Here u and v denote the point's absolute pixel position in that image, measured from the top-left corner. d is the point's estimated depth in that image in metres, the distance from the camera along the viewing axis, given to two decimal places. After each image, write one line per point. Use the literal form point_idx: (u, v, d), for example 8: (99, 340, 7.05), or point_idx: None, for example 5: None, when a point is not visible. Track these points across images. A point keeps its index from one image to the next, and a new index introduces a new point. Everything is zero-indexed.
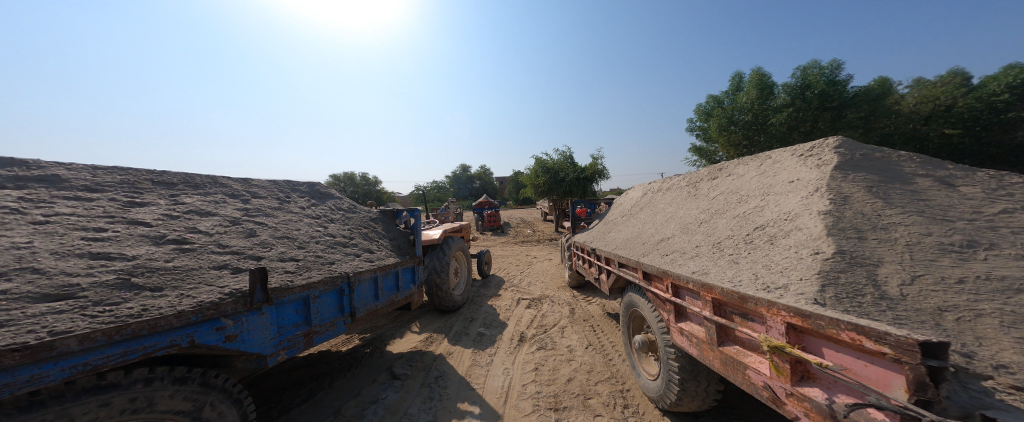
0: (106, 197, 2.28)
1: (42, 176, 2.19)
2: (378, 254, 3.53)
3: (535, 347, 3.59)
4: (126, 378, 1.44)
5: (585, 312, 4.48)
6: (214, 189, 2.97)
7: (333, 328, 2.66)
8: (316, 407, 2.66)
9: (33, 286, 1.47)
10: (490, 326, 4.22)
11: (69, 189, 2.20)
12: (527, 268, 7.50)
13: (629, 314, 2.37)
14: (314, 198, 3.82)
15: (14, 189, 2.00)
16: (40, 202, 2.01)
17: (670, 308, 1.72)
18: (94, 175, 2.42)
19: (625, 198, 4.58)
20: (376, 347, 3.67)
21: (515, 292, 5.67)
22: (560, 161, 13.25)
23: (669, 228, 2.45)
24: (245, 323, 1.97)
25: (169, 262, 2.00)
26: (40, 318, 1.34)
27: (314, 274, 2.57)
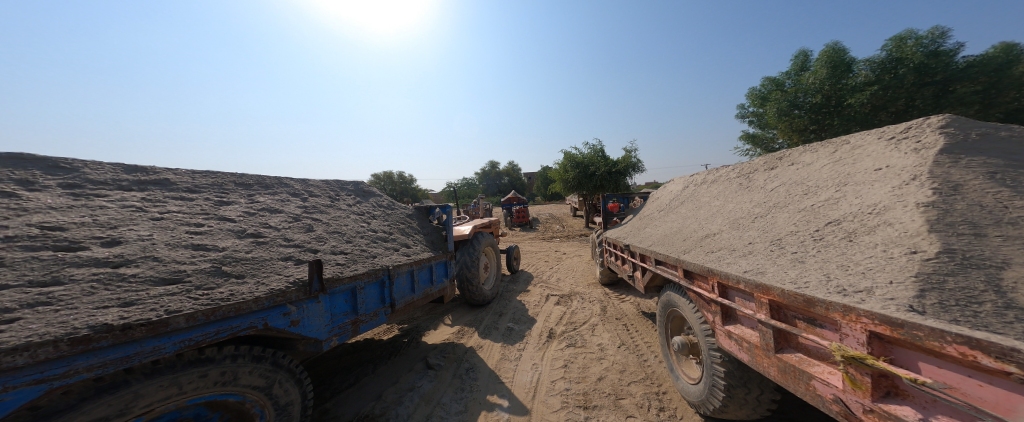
0: (203, 197, 2.67)
1: (157, 180, 2.58)
2: (416, 249, 3.71)
3: (564, 344, 3.48)
4: (218, 353, 1.67)
5: (618, 310, 4.25)
6: (280, 189, 3.34)
7: (376, 318, 2.83)
8: (361, 390, 2.85)
9: (153, 270, 1.76)
10: (518, 321, 4.19)
11: (176, 190, 2.61)
12: (558, 264, 7.35)
13: (667, 315, 2.18)
14: (359, 196, 4.11)
15: (138, 190, 2.41)
16: (157, 202, 2.38)
17: (715, 309, 1.54)
18: (193, 178, 2.84)
19: (663, 192, 4.26)
20: (414, 337, 3.85)
21: (546, 288, 5.57)
22: (593, 156, 12.79)
23: (717, 223, 2.21)
24: (305, 311, 2.15)
25: (249, 253, 2.27)
26: (160, 298, 1.61)
27: (360, 266, 2.76)
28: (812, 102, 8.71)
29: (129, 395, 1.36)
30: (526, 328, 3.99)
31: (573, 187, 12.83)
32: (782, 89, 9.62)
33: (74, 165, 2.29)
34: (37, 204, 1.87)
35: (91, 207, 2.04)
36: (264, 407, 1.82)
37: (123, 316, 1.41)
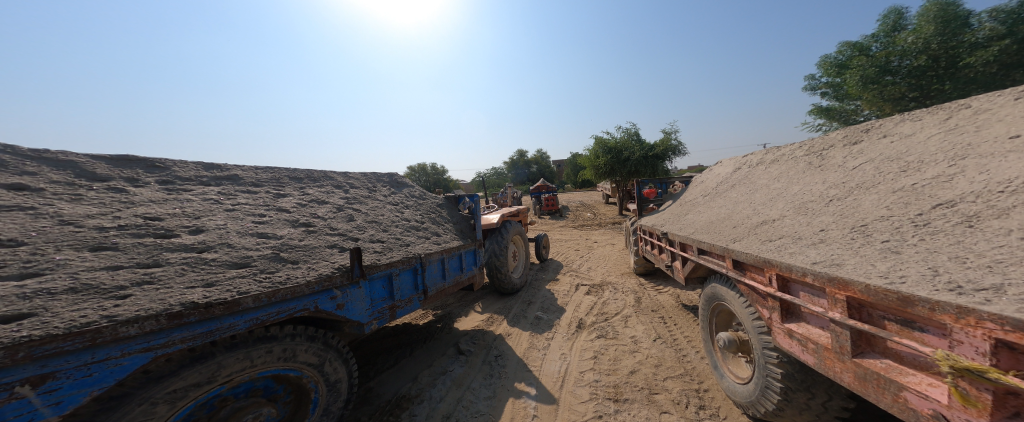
0: (265, 191, 2.93)
1: (229, 176, 2.87)
2: (445, 237, 3.78)
3: (594, 335, 3.35)
4: (281, 332, 1.82)
5: (654, 301, 4.00)
6: (326, 181, 3.57)
7: (410, 304, 2.93)
8: (399, 371, 2.99)
9: (227, 255, 1.95)
10: (547, 310, 4.13)
11: (242, 184, 2.87)
12: (588, 252, 7.12)
13: (712, 309, 1.97)
14: (393, 187, 4.27)
15: (213, 184, 2.69)
16: (229, 195, 2.65)
17: (773, 305, 1.34)
18: (257, 173, 3.11)
19: (709, 175, 3.88)
20: (446, 323, 3.96)
21: (578, 277, 5.41)
22: (628, 140, 12.12)
23: (776, 209, 1.93)
24: (349, 295, 2.28)
25: (301, 241, 2.45)
26: (232, 280, 1.78)
27: (395, 254, 2.86)
28: (911, 65, 7.28)
29: (214, 364, 1.52)
30: (556, 317, 3.92)
31: (604, 173, 12.26)
32: (865, 54, 8.26)
33: (163, 164, 2.59)
34: (139, 197, 2.15)
35: (180, 200, 2.31)
36: (319, 383, 1.97)
37: (208, 295, 1.58)
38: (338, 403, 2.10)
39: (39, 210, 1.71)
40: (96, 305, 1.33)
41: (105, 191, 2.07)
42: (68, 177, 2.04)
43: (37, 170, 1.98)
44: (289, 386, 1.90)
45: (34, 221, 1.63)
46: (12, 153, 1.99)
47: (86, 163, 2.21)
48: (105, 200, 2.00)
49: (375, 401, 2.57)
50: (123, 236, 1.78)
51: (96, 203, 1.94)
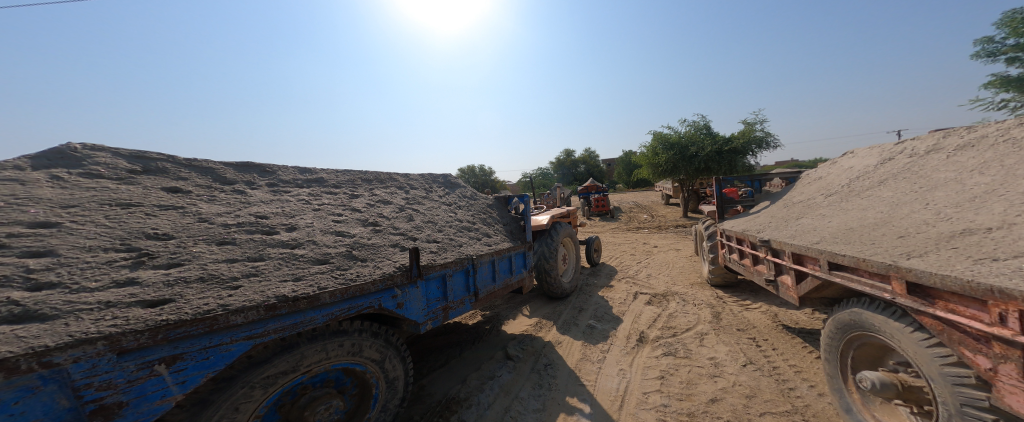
0: (344, 193, 3.11)
1: (317, 179, 3.11)
2: (497, 239, 3.71)
3: (659, 352, 3.00)
4: (351, 327, 1.85)
5: (741, 320, 3.46)
6: (391, 183, 3.70)
7: (462, 306, 2.88)
8: (450, 371, 2.97)
9: (311, 252, 2.05)
10: (601, 319, 3.83)
11: (325, 186, 3.07)
12: (646, 258, 6.57)
13: (852, 340, 1.65)
14: (448, 188, 4.31)
15: (303, 185, 2.90)
16: (316, 195, 2.84)
17: (1004, 351, 1.00)
18: (337, 176, 3.32)
19: (833, 172, 3.34)
20: (494, 326, 3.89)
21: (637, 285, 4.97)
22: (694, 134, 11.05)
23: (991, 214, 1.49)
24: (407, 294, 2.28)
25: (369, 239, 2.52)
26: (314, 276, 1.85)
27: (449, 255, 2.83)
28: None
29: (298, 355, 1.59)
30: (612, 328, 3.61)
31: (666, 172, 11.30)
32: None
33: (272, 168, 2.87)
34: (254, 197, 2.39)
35: (282, 201, 2.52)
36: (379, 379, 1.99)
37: (295, 289, 1.64)
38: (394, 400, 2.10)
39: (187, 209, 1.95)
40: (216, 294, 1.44)
41: (230, 193, 2.31)
42: (208, 181, 2.32)
43: (185, 175, 2.26)
44: (353, 380, 1.94)
45: (183, 219, 1.86)
46: (172, 162, 2.30)
47: (221, 170, 2.50)
48: (231, 201, 2.23)
49: (427, 400, 2.55)
50: (241, 233, 1.95)
51: (225, 203, 2.17)
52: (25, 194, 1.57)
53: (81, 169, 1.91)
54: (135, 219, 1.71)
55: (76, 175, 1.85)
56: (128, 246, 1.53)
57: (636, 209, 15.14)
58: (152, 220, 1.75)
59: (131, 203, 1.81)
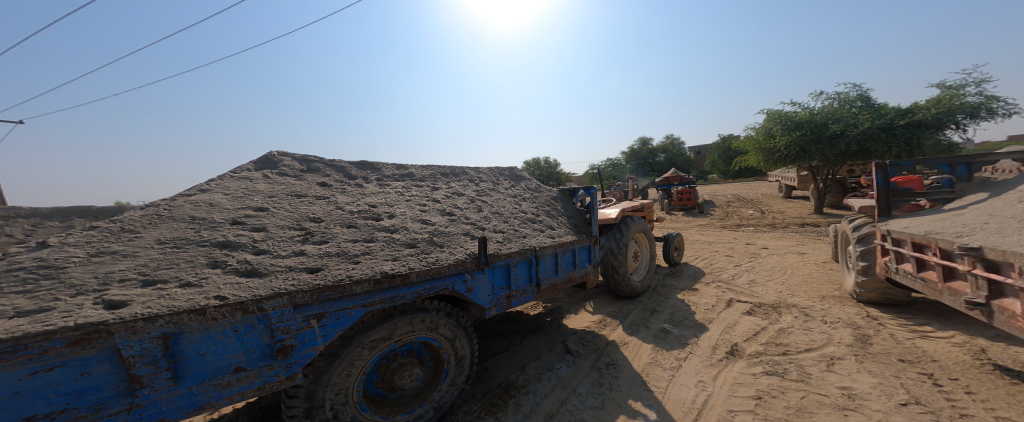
0: (431, 186, 3.52)
1: (408, 173, 3.58)
2: (562, 232, 3.72)
3: (751, 369, 2.66)
4: (430, 306, 2.19)
5: (911, 350, 2.66)
6: (464, 175, 4.01)
7: (524, 295, 3.00)
8: (511, 357, 3.14)
9: (403, 237, 2.45)
10: (678, 325, 3.57)
11: (413, 180, 3.51)
12: (753, 263, 5.68)
13: None
14: (513, 180, 4.47)
15: (398, 180, 3.40)
16: (410, 186, 3.37)
17: None
18: (420, 170, 3.74)
19: None
20: (555, 318, 3.96)
21: (734, 292, 4.39)
22: (837, 109, 9.11)
23: None
24: (475, 280, 2.49)
25: (445, 228, 2.81)
26: (404, 257, 2.22)
27: (513, 245, 2.96)
28: None
29: (392, 325, 1.96)
30: (694, 336, 3.31)
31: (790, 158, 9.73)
32: None
33: (379, 165, 3.46)
34: (367, 190, 3.01)
35: (387, 193, 3.10)
36: (450, 355, 2.33)
37: (392, 267, 2.02)
38: (461, 377, 2.41)
39: (330, 199, 2.65)
40: (343, 266, 1.93)
41: (353, 186, 2.99)
42: (342, 178, 3.04)
43: (326, 172, 3.01)
44: (430, 353, 2.28)
45: (330, 207, 2.53)
46: (322, 162, 3.10)
47: (348, 168, 3.20)
48: (353, 192, 2.90)
49: (489, 381, 2.76)
50: (360, 219, 2.52)
51: (351, 195, 2.84)
52: (249, 188, 2.42)
53: (278, 170, 2.78)
54: (305, 206, 2.45)
55: (269, 174, 2.68)
56: (301, 226, 2.20)
57: (737, 204, 13.19)
58: (310, 207, 2.45)
59: (299, 194, 2.57)
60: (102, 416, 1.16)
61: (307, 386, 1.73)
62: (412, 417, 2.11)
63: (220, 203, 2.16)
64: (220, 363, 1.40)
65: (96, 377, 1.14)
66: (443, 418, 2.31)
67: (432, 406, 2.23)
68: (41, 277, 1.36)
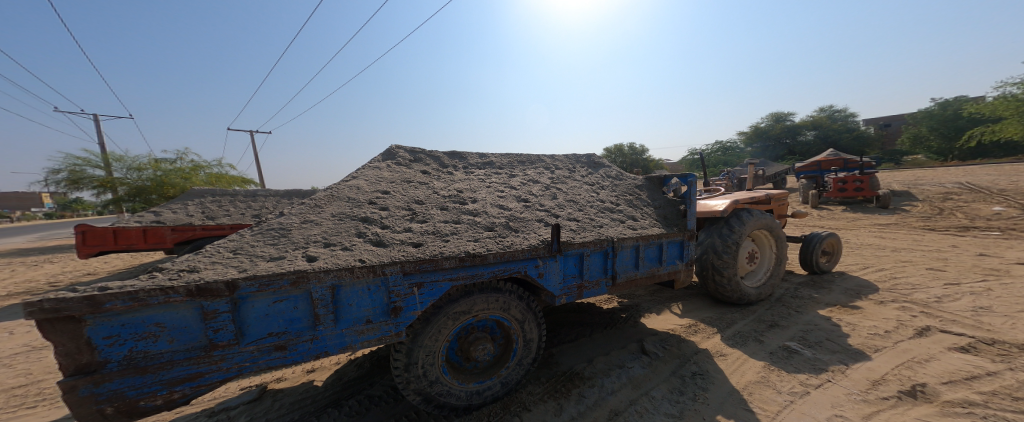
0: (512, 174, 3.66)
1: (491, 161, 3.79)
2: (649, 225, 3.39)
3: (935, 416, 1.92)
4: (504, 287, 2.35)
5: None
6: (539, 163, 4.03)
7: (597, 287, 2.89)
8: (582, 347, 3.10)
9: (484, 221, 2.65)
10: (808, 345, 2.85)
11: (493, 168, 3.68)
12: (991, 286, 3.90)
13: None
14: (590, 168, 4.27)
15: (481, 168, 3.62)
16: (497, 174, 3.58)
17: None
18: (499, 158, 3.90)
19: None
20: (632, 316, 3.72)
21: (934, 319, 3.15)
22: None
23: None
24: (547, 266, 2.51)
25: (521, 214, 2.90)
26: (483, 239, 2.40)
27: (588, 235, 2.86)
28: None
29: (471, 301, 2.18)
30: (840, 363, 2.54)
31: None
32: None
33: (465, 154, 3.75)
34: (457, 177, 3.32)
35: (475, 179, 3.36)
36: (519, 337, 2.44)
37: (474, 248, 2.23)
38: (528, 358, 2.52)
39: (429, 185, 3.04)
40: (437, 243, 2.24)
41: (445, 173, 3.34)
42: (438, 166, 3.42)
43: (426, 162, 3.42)
44: (501, 332, 2.43)
45: (430, 192, 2.92)
46: (427, 153, 3.54)
47: (442, 157, 3.57)
48: (446, 178, 3.25)
49: (554, 367, 2.78)
50: (450, 202, 2.84)
51: (446, 181, 3.19)
52: (379, 175, 2.96)
53: (393, 160, 3.27)
54: (413, 190, 2.89)
55: (388, 164, 3.17)
56: (410, 208, 2.62)
57: (967, 203, 9.31)
58: (415, 191, 2.88)
59: (408, 179, 3.03)
60: (301, 339, 1.74)
61: (408, 344, 2.04)
62: (482, 387, 2.30)
63: (361, 186, 2.74)
64: (359, 313, 1.87)
65: (300, 311, 1.74)
66: (509, 394, 2.44)
67: (500, 381, 2.38)
68: (280, 235, 2.09)
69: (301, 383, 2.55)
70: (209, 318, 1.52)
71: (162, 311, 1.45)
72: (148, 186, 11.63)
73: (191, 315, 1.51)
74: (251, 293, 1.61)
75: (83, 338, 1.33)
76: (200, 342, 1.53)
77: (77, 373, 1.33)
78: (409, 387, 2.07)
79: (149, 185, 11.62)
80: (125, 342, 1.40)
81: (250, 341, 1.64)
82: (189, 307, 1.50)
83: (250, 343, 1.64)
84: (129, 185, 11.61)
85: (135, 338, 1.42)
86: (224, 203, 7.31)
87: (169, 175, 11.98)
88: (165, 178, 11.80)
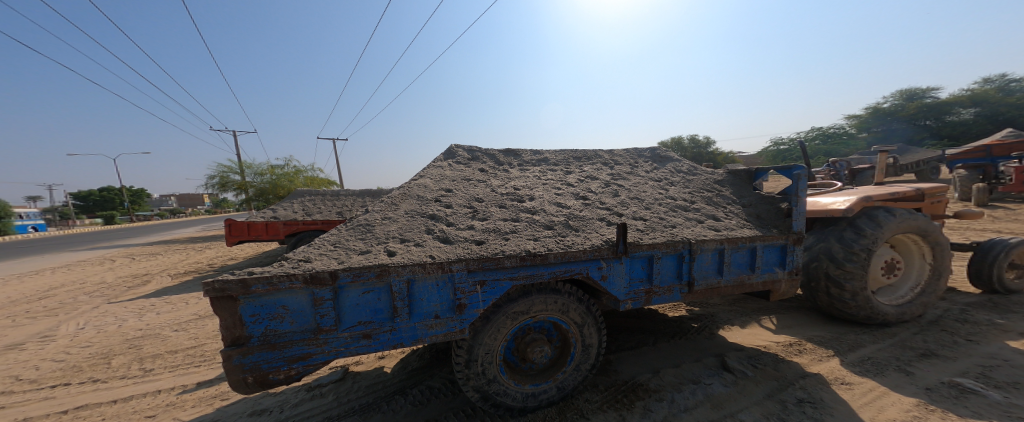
0: (569, 171, 3.54)
1: (543, 158, 3.71)
2: (737, 225, 2.94)
3: None
4: (563, 288, 2.26)
5: None
6: (596, 159, 3.83)
7: (671, 294, 2.59)
8: (647, 357, 2.83)
9: (541, 219, 2.59)
10: (993, 385, 2.11)
11: (548, 164, 3.61)
12: None
13: None
14: (656, 163, 3.92)
15: (535, 165, 3.57)
16: (553, 171, 3.49)
17: None
18: (555, 155, 3.81)
19: None
20: (707, 327, 3.31)
21: None
22: None
23: None
24: (611, 269, 2.34)
25: (580, 212, 2.78)
26: (541, 238, 2.33)
27: (658, 236, 2.58)
28: None
29: (529, 301, 2.14)
30: None
31: None
32: None
33: (520, 151, 3.75)
34: (513, 174, 3.32)
35: (530, 176, 3.33)
36: (578, 341, 2.34)
37: (535, 247, 2.18)
38: (587, 364, 2.40)
39: (487, 182, 3.09)
40: (498, 241, 2.25)
41: (502, 170, 3.37)
42: (494, 163, 3.46)
43: (482, 160, 3.49)
44: (558, 334, 2.35)
45: (486, 190, 2.96)
46: (486, 152, 3.61)
47: (498, 155, 3.61)
48: (503, 176, 3.27)
49: (613, 376, 2.60)
50: (509, 200, 2.85)
51: (503, 178, 3.21)
52: (442, 173, 3.10)
53: (454, 158, 3.40)
54: (472, 187, 2.97)
55: (450, 162, 3.32)
56: (470, 206, 2.69)
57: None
58: (474, 189, 2.95)
59: (468, 177, 3.12)
60: (382, 329, 1.89)
61: (469, 341, 2.09)
62: (537, 390, 2.25)
63: (428, 184, 2.90)
64: (429, 308, 1.97)
65: (382, 302, 1.90)
66: (564, 399, 2.35)
67: (556, 386, 2.31)
68: (365, 230, 2.30)
69: (375, 368, 2.79)
70: (318, 304, 1.76)
71: (287, 296, 1.73)
72: (268, 188, 14.23)
73: (306, 301, 1.76)
74: (347, 283, 1.81)
75: (237, 315, 1.65)
76: (311, 325, 1.79)
77: (232, 345, 1.66)
78: (468, 384, 2.10)
79: (269, 187, 14.19)
80: (263, 320, 1.71)
81: (345, 328, 1.84)
82: (305, 294, 1.75)
83: (345, 329, 1.84)
84: (255, 187, 14.31)
85: (269, 318, 1.72)
86: (319, 202, 8.51)
87: (282, 178, 14.45)
88: (280, 181, 14.29)
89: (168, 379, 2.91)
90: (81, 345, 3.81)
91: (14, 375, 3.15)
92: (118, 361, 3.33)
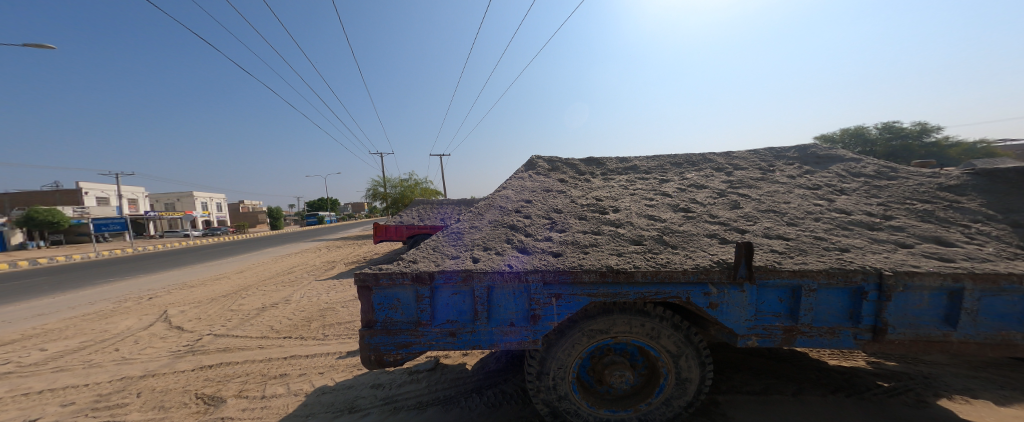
0: (659, 179, 3.19)
1: (629, 166, 3.45)
2: (993, 256, 1.94)
3: None
4: (653, 311, 2.02)
5: None
6: (705, 164, 3.35)
7: (832, 339, 1.91)
8: (775, 407, 2.24)
9: (630, 233, 2.39)
10: None
11: (637, 172, 3.33)
12: None
13: None
14: (807, 164, 3.25)
15: (621, 173, 3.35)
16: (642, 179, 3.20)
17: None
18: (647, 162, 3.49)
19: None
20: (906, 390, 2.39)
21: None
22: None
23: None
24: (726, 296, 1.93)
25: (680, 226, 2.45)
26: (631, 255, 2.14)
27: (812, 260, 1.98)
28: None
29: (610, 321, 2.01)
30: None
31: None
32: None
33: (604, 160, 3.58)
34: (595, 184, 3.19)
35: (614, 186, 3.14)
36: (670, 373, 2.04)
37: (618, 263, 2.03)
38: (682, 400, 2.07)
39: (566, 193, 3.05)
40: (577, 254, 2.18)
41: (580, 180, 3.29)
42: (574, 174, 3.40)
43: (563, 170, 3.48)
44: (645, 361, 2.10)
45: (566, 201, 2.92)
46: (567, 162, 3.59)
47: (580, 164, 3.54)
48: (585, 186, 3.18)
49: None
50: (590, 211, 2.74)
51: (583, 189, 3.12)
52: (523, 185, 3.22)
53: (533, 169, 3.49)
54: (551, 198, 2.99)
55: (530, 173, 3.41)
56: (550, 218, 2.70)
57: None
58: (554, 200, 2.96)
59: (547, 188, 3.16)
60: (466, 329, 2.07)
61: (543, 353, 2.09)
62: (614, 417, 2.07)
63: (510, 195, 3.05)
64: (506, 315, 2.05)
65: (467, 304, 2.09)
66: None
67: (637, 417, 2.08)
68: (457, 237, 2.57)
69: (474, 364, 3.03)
70: (420, 300, 2.07)
71: (400, 290, 2.09)
72: (399, 198, 17.41)
73: (412, 296, 2.09)
74: (441, 284, 2.07)
75: (369, 302, 2.09)
76: (414, 318, 2.10)
77: (365, 326, 2.12)
78: (539, 395, 2.10)
79: (400, 196, 17.35)
80: (384, 309, 2.10)
81: (438, 324, 2.10)
82: (411, 290, 2.08)
83: (437, 325, 2.09)
84: (390, 197, 17.67)
85: (388, 307, 2.11)
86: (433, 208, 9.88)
87: (410, 190, 17.46)
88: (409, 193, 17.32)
89: (339, 343, 3.85)
90: (300, 309, 5.39)
91: (269, 324, 4.68)
92: (316, 324, 4.56)
